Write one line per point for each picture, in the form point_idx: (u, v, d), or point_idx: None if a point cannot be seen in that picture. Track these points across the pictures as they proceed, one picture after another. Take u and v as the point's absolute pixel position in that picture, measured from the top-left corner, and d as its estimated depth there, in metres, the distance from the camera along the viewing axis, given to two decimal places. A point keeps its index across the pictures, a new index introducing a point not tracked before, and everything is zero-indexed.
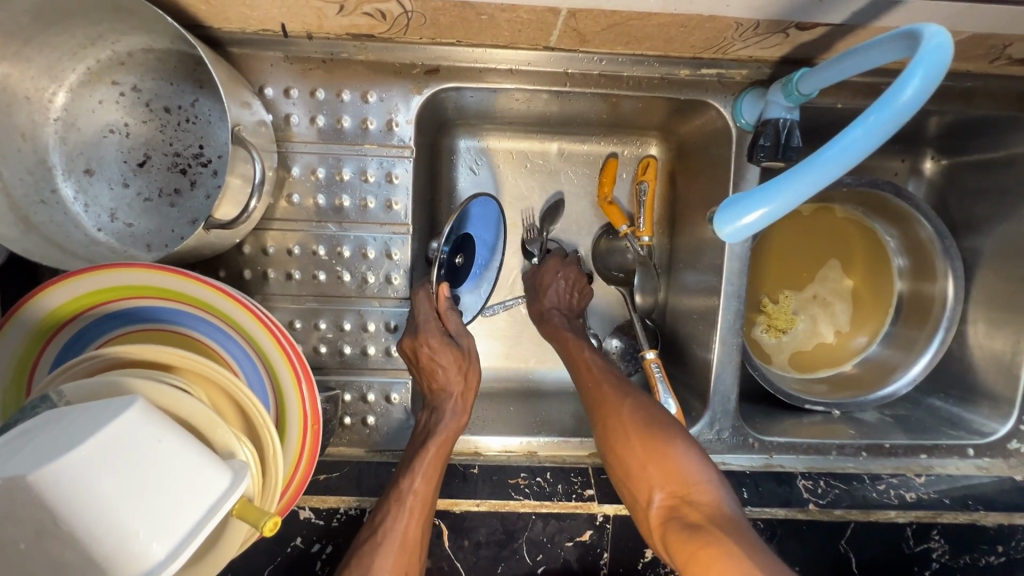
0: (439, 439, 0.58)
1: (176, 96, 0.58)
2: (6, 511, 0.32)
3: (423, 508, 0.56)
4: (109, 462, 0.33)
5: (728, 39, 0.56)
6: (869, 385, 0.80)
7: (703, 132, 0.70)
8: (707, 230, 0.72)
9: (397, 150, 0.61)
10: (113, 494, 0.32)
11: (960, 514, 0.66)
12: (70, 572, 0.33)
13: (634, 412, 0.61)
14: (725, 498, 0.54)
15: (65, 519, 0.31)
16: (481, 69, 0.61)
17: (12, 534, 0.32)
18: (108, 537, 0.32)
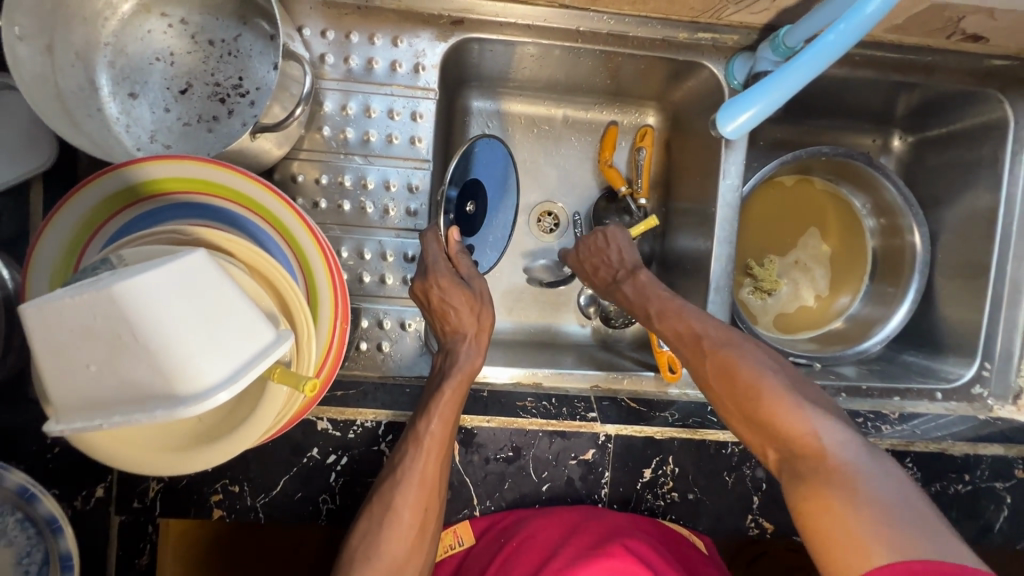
0: (455, 382, 0.60)
1: (220, 30, 0.63)
2: (82, 329, 0.35)
3: (441, 447, 0.58)
4: (177, 291, 0.36)
5: (723, 1, 0.63)
6: (850, 340, 0.86)
7: (697, 96, 0.77)
8: (701, 187, 0.79)
9: (423, 92, 0.67)
10: (179, 318, 0.35)
11: (930, 444, 0.72)
12: (134, 393, 0.35)
13: (742, 363, 0.58)
14: (838, 445, 0.51)
15: (140, 334, 0.34)
16: (501, 22, 0.67)
17: (86, 355, 0.35)
18: (176, 355, 0.35)
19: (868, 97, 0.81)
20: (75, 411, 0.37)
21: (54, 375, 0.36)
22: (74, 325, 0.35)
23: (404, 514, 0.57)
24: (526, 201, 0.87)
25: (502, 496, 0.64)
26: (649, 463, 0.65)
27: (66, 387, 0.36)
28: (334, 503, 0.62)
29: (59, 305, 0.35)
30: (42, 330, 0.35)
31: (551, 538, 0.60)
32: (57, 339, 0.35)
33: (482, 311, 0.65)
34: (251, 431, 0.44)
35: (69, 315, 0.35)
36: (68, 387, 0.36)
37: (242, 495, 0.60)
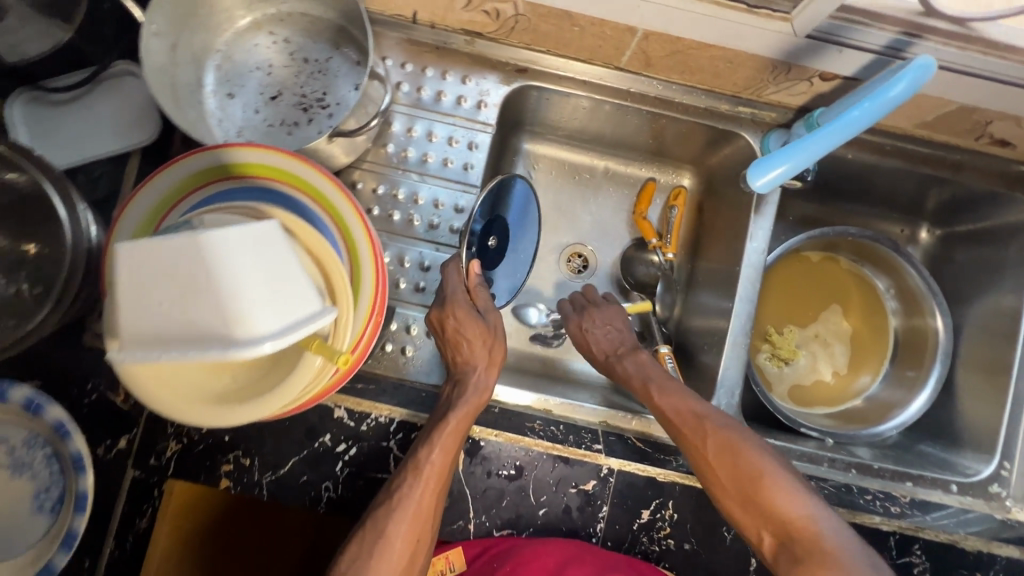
0: (462, 412, 0.62)
1: (316, 51, 0.72)
2: (165, 268, 0.40)
3: (439, 477, 0.60)
4: (251, 248, 0.41)
5: (764, 81, 0.69)
6: (868, 421, 0.85)
7: (732, 164, 0.82)
8: (728, 248, 0.83)
9: (481, 127, 0.74)
10: (249, 272, 0.40)
11: (940, 534, 0.69)
12: (195, 332, 0.39)
13: (741, 445, 0.61)
14: (830, 532, 0.56)
15: (212, 284, 0.39)
16: (561, 75, 0.74)
17: (159, 293, 0.40)
18: (241, 305, 0.39)
19: (899, 188, 0.85)
20: (137, 344, 0.40)
21: (123, 310, 0.41)
22: (159, 267, 0.40)
23: (396, 544, 0.57)
24: (559, 240, 0.92)
25: (498, 514, 0.64)
26: (648, 504, 0.65)
27: (133, 317, 0.41)
28: (335, 492, 0.63)
29: (149, 250, 0.40)
30: (128, 266, 0.40)
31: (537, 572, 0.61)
32: (140, 276, 0.40)
33: (497, 344, 0.69)
34: (280, 397, 0.47)
35: (157, 255, 0.40)
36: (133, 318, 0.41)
37: (250, 469, 0.63)
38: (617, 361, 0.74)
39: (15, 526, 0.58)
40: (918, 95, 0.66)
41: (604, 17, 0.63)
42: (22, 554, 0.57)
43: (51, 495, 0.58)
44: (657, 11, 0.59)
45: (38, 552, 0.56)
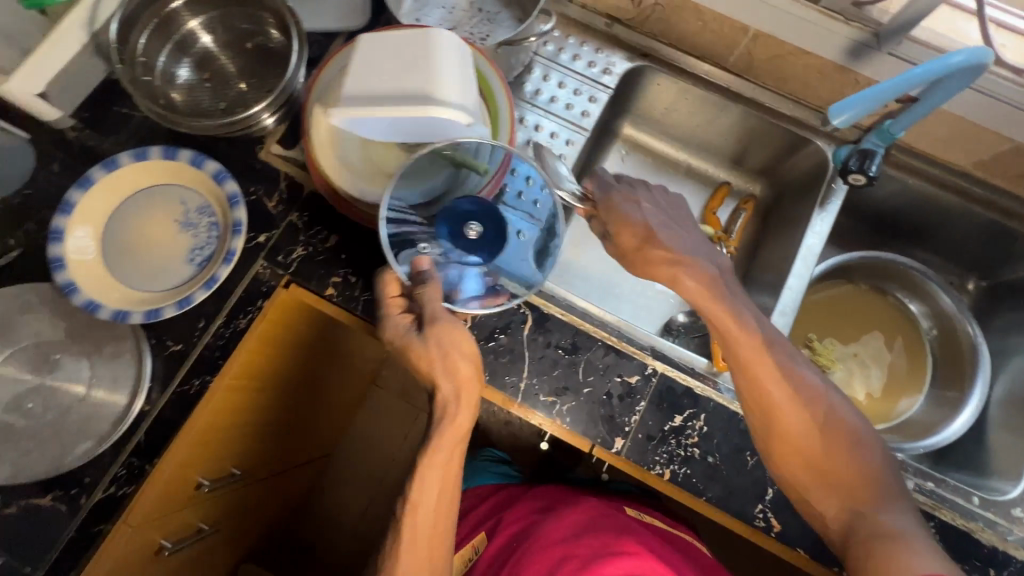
0: (445, 434, 0.65)
1: (489, 5, 0.91)
2: (406, 53, 0.61)
3: (441, 493, 0.66)
4: (459, 57, 0.62)
5: (846, 95, 0.83)
6: (911, 435, 0.89)
7: (804, 174, 0.94)
8: (787, 244, 0.93)
9: (602, 88, 0.90)
10: (456, 68, 0.61)
11: (958, 517, 0.72)
12: (412, 94, 0.60)
13: (838, 415, 0.64)
14: (897, 505, 0.60)
15: (424, 67, 0.60)
16: (675, 64, 0.91)
17: (386, 66, 0.61)
18: (438, 85, 0.60)
19: (955, 233, 0.93)
20: (367, 97, 0.60)
21: (353, 74, 0.61)
22: (392, 50, 0.62)
23: (411, 572, 0.65)
24: None
25: (550, 379, 0.72)
26: (682, 411, 0.71)
27: (356, 80, 0.61)
28: None
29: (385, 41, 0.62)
30: (367, 50, 0.62)
31: (549, 553, 0.75)
32: (386, 56, 0.61)
33: (465, 351, 0.64)
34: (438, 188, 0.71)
35: (403, 45, 0.61)
36: (359, 81, 0.61)
37: (354, 286, 0.74)
38: (677, 282, 0.68)
39: (167, 267, 0.70)
40: (979, 129, 0.77)
41: (725, 13, 0.79)
42: (168, 290, 0.69)
43: (203, 251, 0.71)
44: (769, 11, 0.75)
45: (181, 290, 0.69)
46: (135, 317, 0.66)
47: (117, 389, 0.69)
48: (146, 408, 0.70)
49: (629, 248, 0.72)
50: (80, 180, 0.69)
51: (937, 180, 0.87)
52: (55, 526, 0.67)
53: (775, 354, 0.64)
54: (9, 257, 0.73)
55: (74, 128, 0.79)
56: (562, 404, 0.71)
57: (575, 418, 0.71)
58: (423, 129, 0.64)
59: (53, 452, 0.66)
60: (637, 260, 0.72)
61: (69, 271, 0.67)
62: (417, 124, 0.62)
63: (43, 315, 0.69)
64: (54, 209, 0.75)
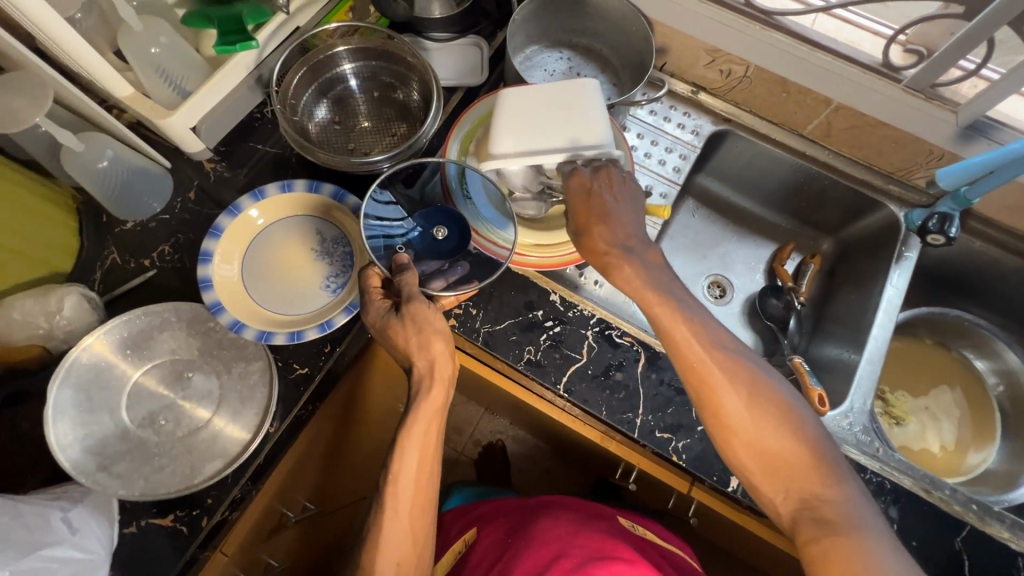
0: (423, 408, 0.68)
1: (588, 70, 1.00)
2: (554, 102, 0.73)
3: (423, 466, 0.68)
4: (597, 100, 0.74)
5: (918, 164, 0.91)
6: (992, 488, 0.90)
7: (871, 234, 1.00)
8: (861, 297, 0.98)
9: (690, 148, 1.00)
10: (596, 111, 0.73)
11: None
12: (563, 136, 0.72)
13: (717, 371, 0.62)
14: (856, 502, 0.56)
15: (572, 117, 0.73)
16: (755, 129, 1.00)
17: (539, 110, 0.73)
18: (584, 131, 0.72)
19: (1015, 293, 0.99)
20: (522, 135, 0.72)
21: (508, 113, 0.73)
22: (544, 97, 0.74)
23: (392, 546, 0.67)
24: (709, 266, 1.10)
25: (664, 417, 0.74)
26: None
27: (510, 119, 0.73)
28: (534, 356, 0.76)
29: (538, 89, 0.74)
30: (519, 96, 0.74)
31: (542, 553, 0.77)
32: (536, 103, 0.74)
33: (434, 329, 0.67)
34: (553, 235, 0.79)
35: (552, 94, 0.74)
36: (513, 118, 0.73)
37: (474, 317, 0.77)
38: (646, 303, 0.66)
39: (303, 292, 0.73)
40: None
41: (811, 87, 0.88)
42: (304, 313, 0.72)
43: (337, 278, 0.74)
44: (855, 87, 0.84)
45: (319, 314, 0.72)
46: (279, 338, 0.68)
47: (244, 409, 0.70)
48: (270, 430, 0.71)
49: (591, 245, 0.69)
50: (230, 207, 0.73)
51: (1001, 243, 0.94)
52: (174, 547, 0.66)
53: (723, 358, 0.63)
54: (146, 277, 0.76)
55: (211, 160, 0.84)
56: (678, 441, 0.73)
57: (691, 455, 0.73)
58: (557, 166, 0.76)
59: (184, 470, 0.66)
60: (584, 242, 0.70)
61: (215, 291, 0.70)
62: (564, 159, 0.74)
63: (179, 333, 0.71)
64: (193, 235, 0.79)
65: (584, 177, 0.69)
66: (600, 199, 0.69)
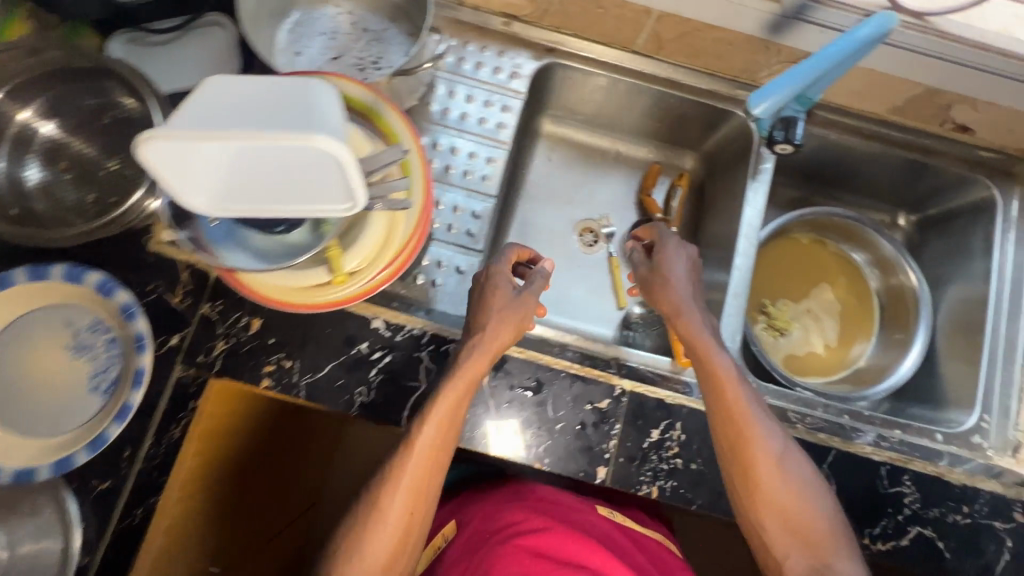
0: (453, 389, 0.63)
1: (374, 23, 0.82)
2: (259, 96, 0.48)
3: (440, 438, 0.63)
4: (329, 101, 0.49)
5: (759, 63, 0.81)
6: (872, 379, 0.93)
7: (729, 143, 0.93)
8: (725, 220, 0.92)
9: (514, 94, 0.84)
10: (329, 108, 0.48)
11: (928, 466, 0.72)
12: (271, 117, 0.45)
13: (750, 411, 0.64)
14: (839, 534, 0.62)
15: (288, 110, 0.46)
16: (583, 55, 0.86)
17: (240, 110, 0.46)
18: (307, 106, 0.47)
19: (879, 174, 0.94)
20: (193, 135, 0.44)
21: (231, 78, 0.48)
22: (244, 108, 0.46)
23: (376, 550, 0.60)
24: (575, 214, 1.01)
25: (519, 425, 0.69)
26: (657, 424, 0.70)
27: (195, 110, 0.45)
28: (367, 396, 0.67)
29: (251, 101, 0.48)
30: (222, 91, 0.47)
31: (520, 555, 0.67)
32: (232, 103, 0.46)
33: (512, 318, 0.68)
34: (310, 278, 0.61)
35: (258, 94, 0.48)
36: (224, 91, 0.48)
37: (291, 371, 0.67)
38: (706, 351, 0.67)
39: (68, 402, 0.61)
40: (891, 77, 0.77)
41: None
42: (73, 428, 0.61)
43: (105, 375, 0.62)
44: None
45: (90, 425, 0.60)
46: (43, 472, 0.58)
47: (45, 548, 0.61)
48: (84, 560, 0.62)
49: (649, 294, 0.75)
50: None
51: (857, 130, 0.87)
52: None
53: (747, 395, 0.65)
54: None
55: None
56: (539, 446, 0.68)
57: (554, 457, 0.68)
58: (276, 182, 0.48)
59: None
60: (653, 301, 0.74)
61: None
62: (284, 169, 0.48)
63: None
64: None
65: (686, 252, 0.76)
66: (692, 273, 0.75)
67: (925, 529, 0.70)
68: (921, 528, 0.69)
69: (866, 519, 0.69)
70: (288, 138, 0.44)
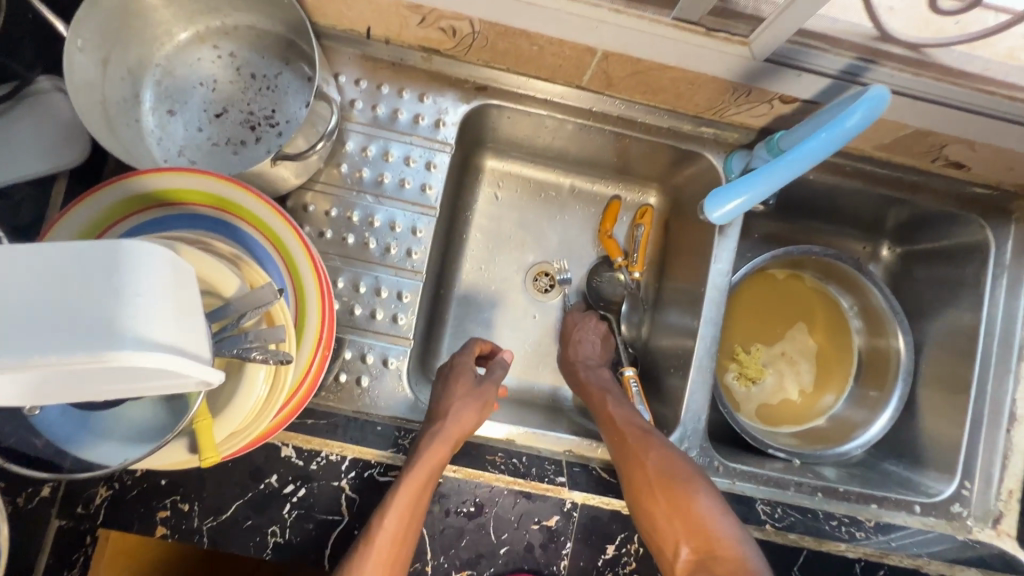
0: (407, 490, 0.58)
1: (263, 67, 0.68)
2: (45, 276, 0.33)
3: (394, 547, 0.56)
4: (161, 274, 0.37)
5: (725, 102, 0.68)
6: (838, 440, 0.85)
7: (694, 181, 0.81)
8: (690, 271, 0.82)
9: (441, 145, 0.72)
10: (161, 287, 0.36)
11: (905, 558, 0.67)
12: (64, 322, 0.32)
13: (645, 443, 0.64)
14: (749, 557, 0.56)
15: (93, 306, 0.33)
16: (521, 92, 0.72)
17: (17, 310, 0.32)
18: (124, 291, 0.34)
19: (860, 207, 0.84)
20: None
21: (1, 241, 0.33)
22: (17, 306, 0.32)
23: None
24: (526, 261, 0.90)
25: (457, 554, 0.61)
26: (613, 538, 0.63)
27: None
28: (281, 537, 0.59)
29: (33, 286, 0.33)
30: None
31: None
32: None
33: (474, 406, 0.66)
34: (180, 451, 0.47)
35: (41, 272, 0.33)
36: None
37: (188, 515, 0.58)
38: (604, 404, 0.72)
39: None
40: (877, 119, 0.66)
41: (561, 37, 0.61)
42: None
43: None
44: (614, 31, 0.58)
45: None
46: None
47: None
48: None
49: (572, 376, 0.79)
50: None
51: (837, 168, 0.77)
52: None
53: (638, 427, 0.67)
54: None
55: None
56: (481, 575, 0.61)
57: None
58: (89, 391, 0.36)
59: None
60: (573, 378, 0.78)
61: None
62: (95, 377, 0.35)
63: None
64: None
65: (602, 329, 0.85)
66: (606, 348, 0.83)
67: None
68: None
69: None
70: (95, 362, 0.32)
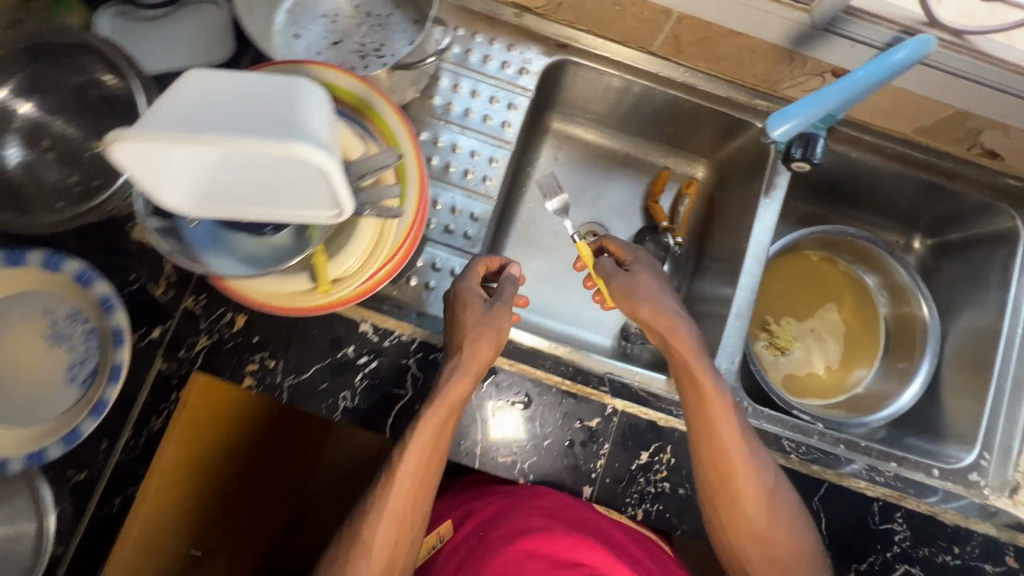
0: (441, 404, 0.62)
1: (378, 7, 0.79)
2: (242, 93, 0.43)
3: (424, 459, 0.61)
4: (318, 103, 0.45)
5: (781, 73, 0.77)
6: (869, 408, 0.90)
7: (743, 153, 0.89)
8: (733, 234, 0.88)
9: (521, 90, 0.81)
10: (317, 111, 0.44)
11: (923, 505, 0.71)
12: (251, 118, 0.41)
13: (702, 386, 0.65)
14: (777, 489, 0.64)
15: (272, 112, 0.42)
16: (597, 53, 0.82)
17: (223, 108, 0.42)
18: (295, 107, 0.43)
19: (897, 194, 0.91)
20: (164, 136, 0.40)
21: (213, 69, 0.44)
22: (222, 108, 0.42)
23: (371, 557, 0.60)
24: (579, 216, 0.97)
25: (504, 439, 0.67)
26: (647, 446, 0.68)
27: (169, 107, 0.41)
28: (351, 402, 0.66)
29: (235, 97, 0.43)
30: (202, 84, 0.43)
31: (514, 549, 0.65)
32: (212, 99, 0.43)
33: (488, 336, 0.64)
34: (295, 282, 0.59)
35: (240, 91, 0.44)
36: (213, 83, 0.44)
37: (274, 371, 0.66)
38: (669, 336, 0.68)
39: (45, 393, 0.60)
40: (921, 98, 0.73)
41: None
42: (49, 419, 0.59)
43: (84, 367, 0.61)
44: None
45: (66, 418, 0.59)
46: (15, 464, 0.56)
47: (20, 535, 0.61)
48: (58, 551, 0.62)
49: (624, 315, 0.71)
50: None
51: (878, 149, 0.84)
52: None
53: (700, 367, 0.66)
54: None
55: None
56: (524, 462, 0.67)
57: (539, 474, 0.67)
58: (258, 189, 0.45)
59: None
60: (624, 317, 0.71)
61: None
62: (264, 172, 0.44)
63: None
64: None
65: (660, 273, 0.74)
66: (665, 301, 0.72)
67: (912, 568, 0.69)
68: (909, 566, 0.69)
69: (851, 555, 0.68)
70: (267, 145, 0.40)
